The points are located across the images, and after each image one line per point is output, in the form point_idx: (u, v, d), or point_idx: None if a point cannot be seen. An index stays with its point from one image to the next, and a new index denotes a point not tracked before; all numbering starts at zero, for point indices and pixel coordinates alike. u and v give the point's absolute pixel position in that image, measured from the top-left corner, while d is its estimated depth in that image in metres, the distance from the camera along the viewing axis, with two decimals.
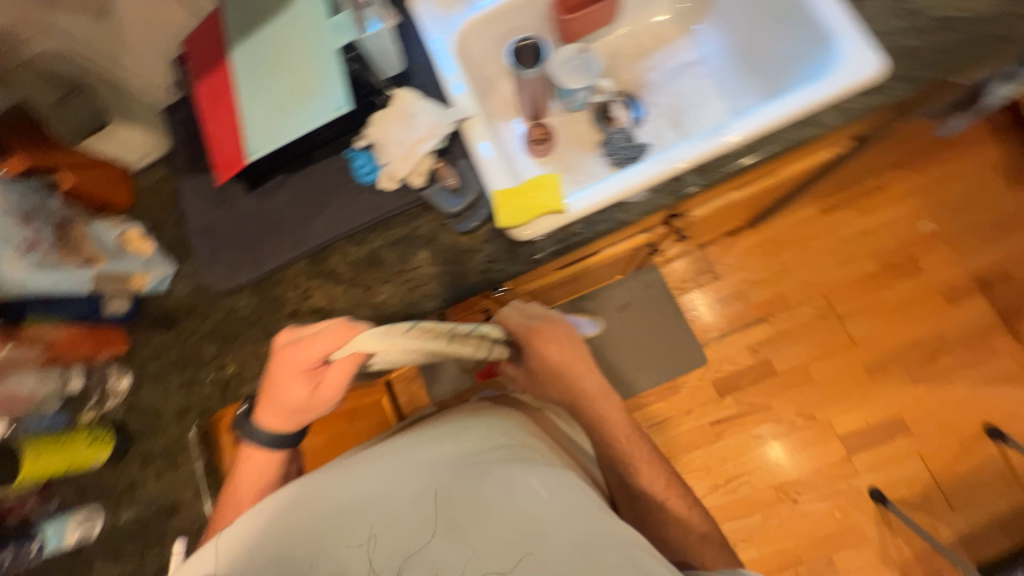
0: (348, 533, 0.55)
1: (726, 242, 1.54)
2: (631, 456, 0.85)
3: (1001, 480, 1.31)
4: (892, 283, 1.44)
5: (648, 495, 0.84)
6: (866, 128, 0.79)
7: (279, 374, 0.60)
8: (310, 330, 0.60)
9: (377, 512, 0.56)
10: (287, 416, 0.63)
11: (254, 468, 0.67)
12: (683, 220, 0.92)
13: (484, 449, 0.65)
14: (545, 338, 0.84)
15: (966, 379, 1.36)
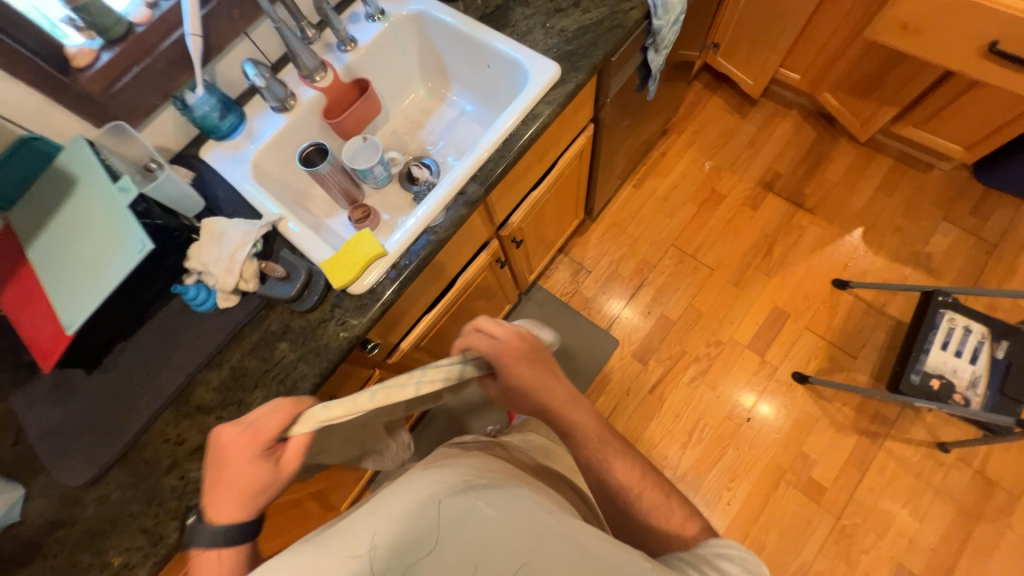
0: (344, 550, 0.46)
1: (581, 240, 1.77)
2: (600, 453, 0.75)
3: (870, 315, 1.55)
4: (711, 213, 1.75)
5: (622, 491, 0.74)
6: (589, 109, 1.04)
7: (235, 469, 0.57)
8: (253, 415, 0.57)
9: (378, 523, 0.47)
10: (244, 507, 0.58)
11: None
12: (510, 228, 1.07)
13: (427, 477, 0.53)
14: (513, 358, 0.69)
15: (799, 255, 1.65)
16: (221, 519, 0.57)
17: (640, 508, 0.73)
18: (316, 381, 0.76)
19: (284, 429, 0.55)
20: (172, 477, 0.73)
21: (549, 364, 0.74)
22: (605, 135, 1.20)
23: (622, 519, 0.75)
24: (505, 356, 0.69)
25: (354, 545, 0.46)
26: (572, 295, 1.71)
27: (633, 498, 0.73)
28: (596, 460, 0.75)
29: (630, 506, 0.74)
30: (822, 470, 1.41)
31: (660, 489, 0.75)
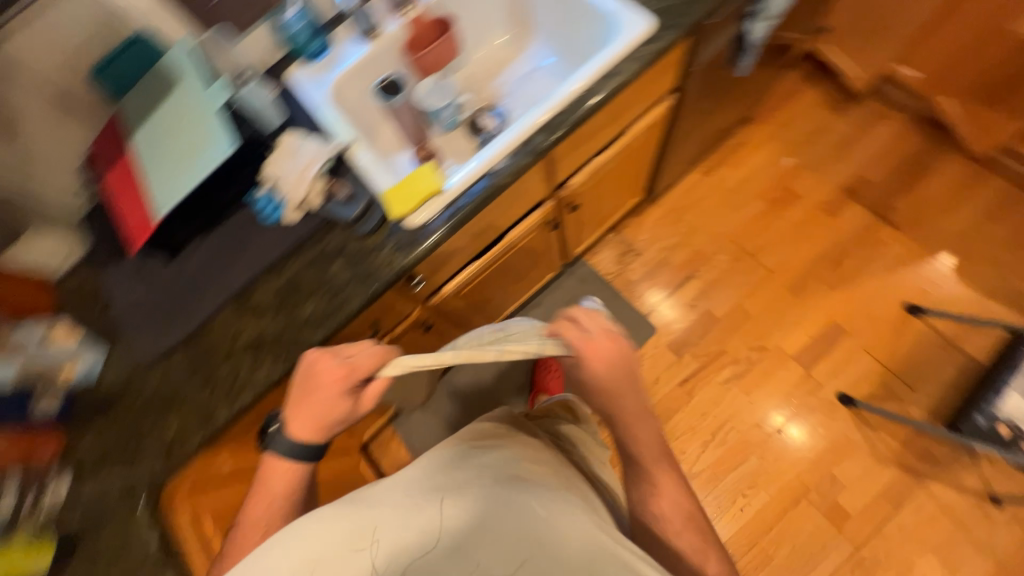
0: (353, 541, 0.59)
1: (635, 221, 1.71)
2: (647, 465, 0.80)
3: (942, 349, 1.41)
4: (782, 213, 1.63)
5: (654, 497, 0.80)
6: (673, 76, 0.99)
7: (320, 395, 0.66)
8: (348, 355, 0.66)
9: (381, 522, 0.60)
10: (319, 428, 0.68)
11: (278, 482, 0.70)
12: (568, 191, 1.05)
13: (495, 472, 0.66)
14: (601, 360, 0.69)
15: (872, 273, 1.52)
16: (299, 432, 0.68)
17: (666, 521, 0.79)
18: (362, 302, 0.80)
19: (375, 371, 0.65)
20: (226, 366, 0.80)
21: (630, 377, 0.73)
22: (683, 110, 1.14)
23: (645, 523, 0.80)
24: (592, 353, 0.69)
25: (362, 538, 0.59)
26: (615, 275, 1.67)
27: (663, 512, 0.79)
28: (642, 470, 0.81)
29: (659, 515, 0.79)
30: (850, 498, 1.34)
31: (689, 509, 0.81)
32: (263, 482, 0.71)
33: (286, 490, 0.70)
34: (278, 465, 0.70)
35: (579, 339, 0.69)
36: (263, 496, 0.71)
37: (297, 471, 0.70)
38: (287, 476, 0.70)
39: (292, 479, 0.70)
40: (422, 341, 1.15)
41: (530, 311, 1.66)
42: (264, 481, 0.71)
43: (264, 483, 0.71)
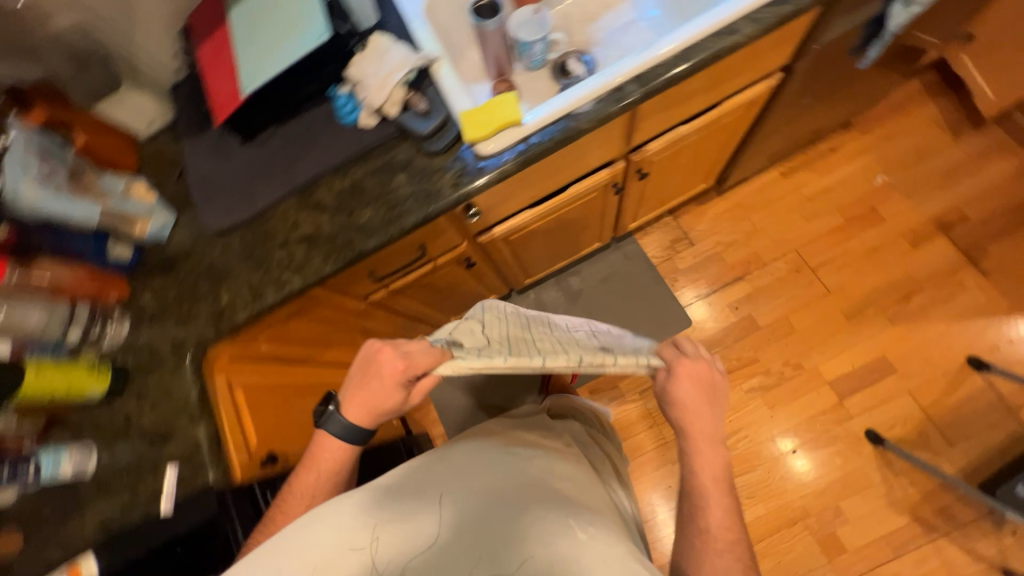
0: (352, 537, 0.54)
1: (696, 209, 1.63)
2: (704, 499, 0.68)
3: (995, 411, 1.31)
4: (858, 232, 1.51)
5: (704, 538, 0.67)
6: (787, 51, 0.90)
7: (377, 380, 0.67)
8: (406, 347, 0.66)
9: (381, 516, 0.55)
10: (371, 415, 0.68)
11: (326, 462, 0.70)
12: (643, 156, 1.00)
13: (523, 486, 0.60)
14: (691, 381, 0.69)
15: (941, 316, 1.40)
16: (351, 419, 0.68)
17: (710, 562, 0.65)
18: (418, 220, 0.80)
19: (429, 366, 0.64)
20: (280, 253, 0.83)
21: (717, 404, 0.71)
22: (787, 94, 1.04)
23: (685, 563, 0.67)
24: (687, 375, 0.69)
25: (362, 534, 0.54)
26: (662, 260, 1.61)
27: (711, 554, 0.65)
28: (696, 503, 0.68)
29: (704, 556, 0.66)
30: (850, 533, 1.30)
31: (744, 563, 0.65)
32: (309, 458, 0.71)
33: (329, 469, 0.70)
34: (327, 446, 0.70)
35: (673, 357, 0.70)
36: (309, 472, 0.70)
37: (345, 453, 0.70)
38: (334, 454, 0.70)
39: (340, 459, 0.70)
40: (461, 276, 1.17)
41: (566, 278, 1.66)
42: (310, 458, 0.71)
43: (310, 460, 0.71)
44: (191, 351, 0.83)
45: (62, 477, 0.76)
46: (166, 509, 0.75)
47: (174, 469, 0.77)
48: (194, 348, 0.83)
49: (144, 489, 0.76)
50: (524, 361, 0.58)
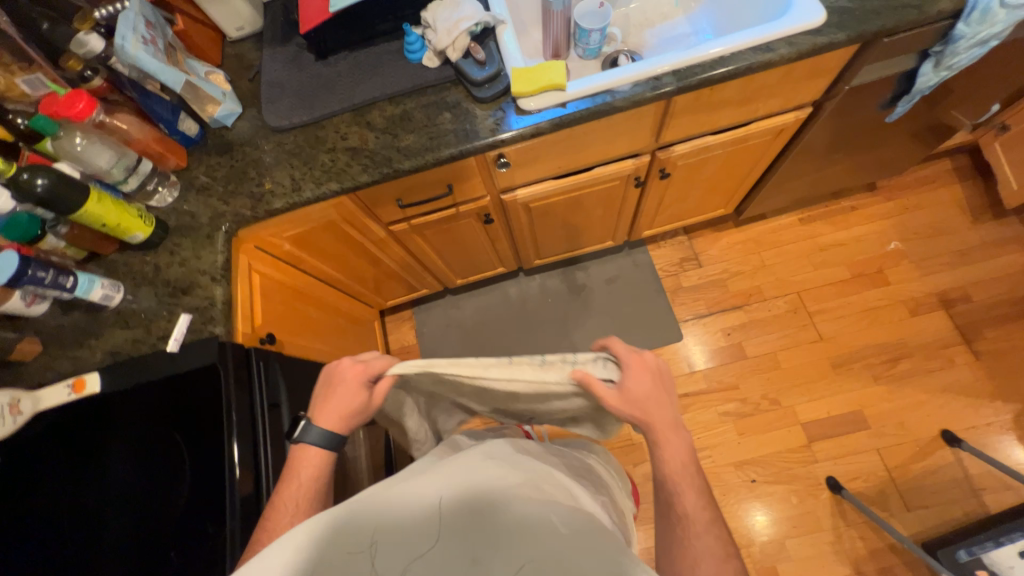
0: (344, 546, 0.47)
1: (711, 235, 1.70)
2: (676, 485, 0.66)
3: (959, 487, 1.32)
4: (861, 289, 1.55)
5: (685, 519, 0.66)
6: (818, 85, 0.97)
7: (340, 388, 0.71)
8: (364, 356, 0.73)
9: (382, 517, 0.49)
10: (346, 421, 0.70)
11: (308, 470, 0.70)
12: (668, 155, 1.08)
13: (537, 487, 0.57)
14: (642, 370, 0.68)
15: (925, 385, 1.42)
16: (326, 428, 0.70)
17: (692, 545, 0.64)
18: (453, 154, 0.88)
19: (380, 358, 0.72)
20: (325, 156, 0.92)
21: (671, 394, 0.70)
22: (814, 131, 1.11)
23: (670, 555, 0.65)
24: (637, 363, 0.67)
25: (355, 542, 0.48)
26: (668, 275, 1.67)
27: (689, 535, 0.65)
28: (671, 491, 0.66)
29: (686, 538, 0.65)
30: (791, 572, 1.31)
31: (721, 535, 0.64)
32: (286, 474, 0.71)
33: (306, 482, 0.70)
34: (304, 462, 0.71)
35: (622, 352, 0.68)
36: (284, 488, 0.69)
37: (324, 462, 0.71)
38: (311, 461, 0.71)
39: (319, 466, 0.70)
40: (478, 232, 1.25)
41: (574, 270, 1.73)
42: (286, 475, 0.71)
43: (288, 475, 0.71)
44: (228, 224, 0.92)
45: (90, 299, 0.84)
46: (172, 348, 0.82)
47: (186, 319, 0.85)
48: (230, 222, 0.92)
49: (156, 330, 0.85)
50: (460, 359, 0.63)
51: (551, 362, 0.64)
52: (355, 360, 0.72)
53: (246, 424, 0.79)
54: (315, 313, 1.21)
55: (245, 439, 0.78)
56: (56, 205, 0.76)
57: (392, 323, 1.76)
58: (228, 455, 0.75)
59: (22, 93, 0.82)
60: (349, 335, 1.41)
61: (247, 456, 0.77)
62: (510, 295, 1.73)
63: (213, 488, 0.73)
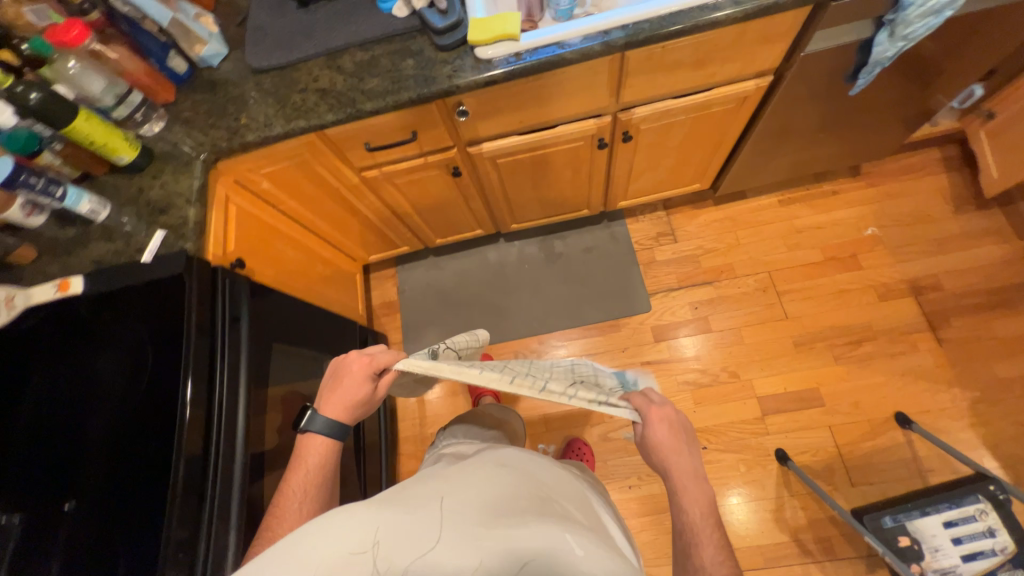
0: (347, 550, 0.54)
1: (689, 212, 1.73)
2: (694, 533, 0.70)
3: (906, 467, 1.34)
4: (833, 272, 1.56)
5: (700, 571, 0.68)
6: (774, 50, 1.00)
7: (348, 380, 0.84)
8: (370, 351, 0.87)
9: (381, 520, 0.57)
10: (349, 410, 0.84)
11: (313, 457, 0.83)
12: (629, 117, 1.12)
13: (522, 498, 0.64)
14: (660, 420, 0.75)
15: (885, 368, 1.44)
16: (331, 418, 0.83)
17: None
18: (412, 97, 0.94)
19: (384, 353, 0.86)
20: (297, 96, 0.99)
21: (694, 448, 0.75)
22: (776, 103, 1.14)
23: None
24: (655, 414, 0.75)
25: (357, 544, 0.55)
26: (644, 248, 1.71)
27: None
28: (688, 537, 0.70)
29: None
30: (731, 535, 1.35)
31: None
32: (297, 459, 0.84)
33: (312, 466, 0.83)
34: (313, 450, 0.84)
35: (642, 404, 0.77)
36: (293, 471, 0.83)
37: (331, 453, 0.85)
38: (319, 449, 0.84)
39: (324, 455, 0.84)
40: (450, 186, 1.31)
41: (553, 239, 1.77)
42: (297, 463, 0.84)
43: (299, 464, 0.83)
44: (205, 155, 1.00)
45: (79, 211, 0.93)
46: (147, 260, 0.92)
47: (161, 237, 0.94)
48: (207, 154, 1.00)
49: (134, 243, 0.94)
50: (471, 368, 0.73)
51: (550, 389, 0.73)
52: (363, 356, 0.85)
53: (203, 365, 0.85)
54: (292, 254, 1.28)
55: (199, 383, 0.84)
56: (50, 121, 0.85)
57: (376, 280, 1.84)
58: (182, 390, 0.81)
59: (27, 23, 0.88)
60: (330, 283, 1.49)
61: (201, 395, 0.83)
62: (489, 260, 1.78)
63: (167, 407, 0.80)
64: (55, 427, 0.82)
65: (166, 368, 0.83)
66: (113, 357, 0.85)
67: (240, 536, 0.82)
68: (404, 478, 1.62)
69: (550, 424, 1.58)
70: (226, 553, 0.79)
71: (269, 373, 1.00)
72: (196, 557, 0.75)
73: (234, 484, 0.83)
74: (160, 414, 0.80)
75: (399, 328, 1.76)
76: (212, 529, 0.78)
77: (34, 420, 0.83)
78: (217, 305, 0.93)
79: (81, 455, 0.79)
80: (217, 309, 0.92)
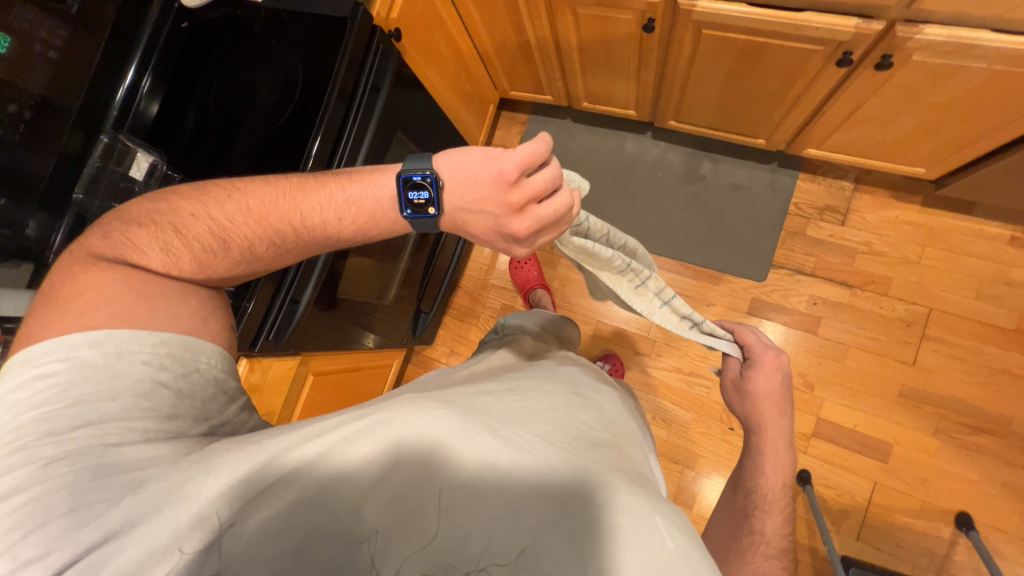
0: (347, 527, 0.44)
1: (882, 198, 1.38)
2: (765, 500, 0.71)
3: (931, 560, 1.22)
4: (1010, 346, 1.26)
5: (758, 531, 0.68)
6: None
7: (486, 201, 0.62)
8: (527, 169, 0.59)
9: (372, 493, 0.46)
10: (472, 231, 0.66)
11: (311, 204, 0.63)
12: (909, 35, 0.82)
13: (530, 434, 0.53)
14: (771, 370, 0.75)
15: (987, 467, 1.23)
16: (450, 227, 0.66)
17: (754, 563, 0.66)
18: None
19: (554, 184, 0.61)
20: None
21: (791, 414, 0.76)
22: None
23: (726, 557, 0.69)
24: (767, 363, 0.75)
25: (356, 530, 0.44)
26: (800, 215, 1.44)
27: (755, 552, 0.67)
28: (754, 504, 0.71)
29: (750, 552, 0.67)
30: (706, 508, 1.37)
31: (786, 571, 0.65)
32: (263, 205, 0.62)
33: (275, 221, 0.62)
34: (293, 200, 0.63)
35: (759, 347, 0.77)
36: (249, 215, 0.62)
37: (321, 233, 0.64)
38: (300, 198, 0.63)
39: (324, 196, 0.63)
40: (634, 40, 1.11)
41: (703, 158, 1.53)
42: (260, 211, 0.62)
43: (261, 215, 0.62)
44: None
45: None
46: None
47: None
48: None
49: None
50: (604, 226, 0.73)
51: (651, 288, 0.75)
52: (525, 167, 0.59)
53: (334, 124, 0.88)
54: (441, 46, 1.20)
55: (326, 142, 0.87)
56: None
57: (504, 120, 1.74)
58: (311, 140, 0.86)
59: None
60: (466, 101, 1.43)
61: (323, 153, 0.87)
62: (624, 150, 1.60)
63: (298, 148, 0.87)
64: (217, 120, 0.94)
65: (312, 109, 0.88)
66: (274, 81, 0.92)
67: (317, 283, 0.94)
68: (451, 308, 1.76)
69: (599, 332, 1.59)
70: (308, 283, 0.92)
71: (384, 159, 1.02)
72: (288, 274, 0.90)
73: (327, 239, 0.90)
74: (296, 146, 0.88)
75: None
76: (303, 265, 0.90)
77: (204, 106, 0.95)
78: (364, 69, 0.92)
79: (229, 152, 0.92)
80: (362, 75, 0.92)
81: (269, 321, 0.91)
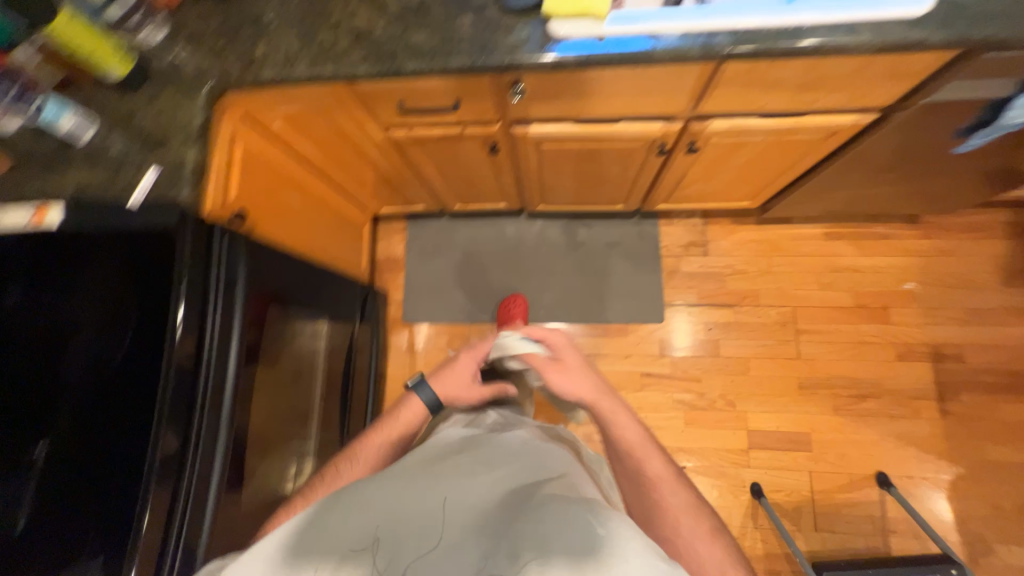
0: (353, 545, 0.58)
1: (727, 225, 1.61)
2: (640, 452, 0.79)
3: (873, 523, 1.37)
4: (859, 320, 1.51)
5: (654, 480, 0.78)
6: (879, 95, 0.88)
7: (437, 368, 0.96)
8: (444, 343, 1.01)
9: (375, 519, 0.60)
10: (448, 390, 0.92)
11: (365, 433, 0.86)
12: (701, 128, 0.98)
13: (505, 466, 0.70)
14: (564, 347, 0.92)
15: (880, 427, 1.44)
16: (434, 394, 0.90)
17: (665, 501, 0.77)
18: (459, 68, 0.81)
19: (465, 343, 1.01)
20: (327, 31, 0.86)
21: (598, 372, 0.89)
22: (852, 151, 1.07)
23: (649, 519, 0.76)
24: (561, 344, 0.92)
25: (359, 541, 0.58)
26: (671, 255, 1.61)
27: (664, 492, 0.77)
28: (637, 457, 0.79)
29: (658, 498, 0.77)
30: None
31: (684, 488, 0.78)
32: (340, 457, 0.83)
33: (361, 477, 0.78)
34: (371, 441, 0.84)
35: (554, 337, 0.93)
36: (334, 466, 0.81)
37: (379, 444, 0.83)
38: (374, 452, 0.83)
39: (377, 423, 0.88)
40: (485, 157, 1.16)
41: (577, 226, 1.66)
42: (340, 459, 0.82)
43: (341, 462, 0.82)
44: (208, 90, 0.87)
45: (60, 129, 0.83)
46: (135, 202, 0.81)
47: (153, 176, 0.84)
48: (213, 85, 0.88)
49: (122, 178, 0.83)
50: None
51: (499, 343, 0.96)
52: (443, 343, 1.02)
53: (190, 331, 0.77)
54: (296, 199, 1.15)
55: (185, 357, 0.76)
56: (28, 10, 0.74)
57: (383, 231, 1.72)
58: (168, 355, 0.74)
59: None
60: (336, 237, 1.39)
61: (184, 364, 0.75)
62: (506, 234, 1.67)
63: (148, 373, 0.74)
64: (30, 358, 0.78)
65: (155, 323, 0.77)
66: (95, 303, 0.79)
67: (220, 500, 0.78)
68: None
69: None
70: (211, 480, 0.76)
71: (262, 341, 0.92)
72: (183, 478, 0.73)
73: (222, 439, 0.77)
74: (145, 376, 0.74)
75: (405, 290, 1.67)
76: (198, 457, 0.74)
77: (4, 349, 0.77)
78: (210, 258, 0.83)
79: (58, 393, 0.77)
80: (210, 271, 0.81)
81: (173, 546, 0.70)
